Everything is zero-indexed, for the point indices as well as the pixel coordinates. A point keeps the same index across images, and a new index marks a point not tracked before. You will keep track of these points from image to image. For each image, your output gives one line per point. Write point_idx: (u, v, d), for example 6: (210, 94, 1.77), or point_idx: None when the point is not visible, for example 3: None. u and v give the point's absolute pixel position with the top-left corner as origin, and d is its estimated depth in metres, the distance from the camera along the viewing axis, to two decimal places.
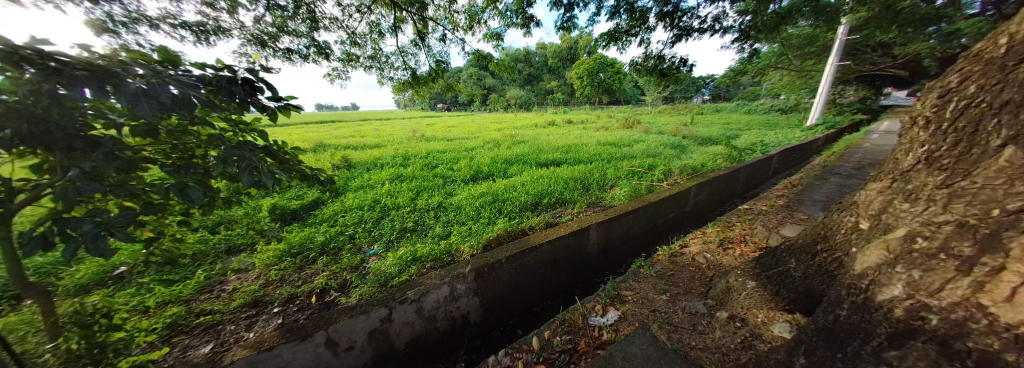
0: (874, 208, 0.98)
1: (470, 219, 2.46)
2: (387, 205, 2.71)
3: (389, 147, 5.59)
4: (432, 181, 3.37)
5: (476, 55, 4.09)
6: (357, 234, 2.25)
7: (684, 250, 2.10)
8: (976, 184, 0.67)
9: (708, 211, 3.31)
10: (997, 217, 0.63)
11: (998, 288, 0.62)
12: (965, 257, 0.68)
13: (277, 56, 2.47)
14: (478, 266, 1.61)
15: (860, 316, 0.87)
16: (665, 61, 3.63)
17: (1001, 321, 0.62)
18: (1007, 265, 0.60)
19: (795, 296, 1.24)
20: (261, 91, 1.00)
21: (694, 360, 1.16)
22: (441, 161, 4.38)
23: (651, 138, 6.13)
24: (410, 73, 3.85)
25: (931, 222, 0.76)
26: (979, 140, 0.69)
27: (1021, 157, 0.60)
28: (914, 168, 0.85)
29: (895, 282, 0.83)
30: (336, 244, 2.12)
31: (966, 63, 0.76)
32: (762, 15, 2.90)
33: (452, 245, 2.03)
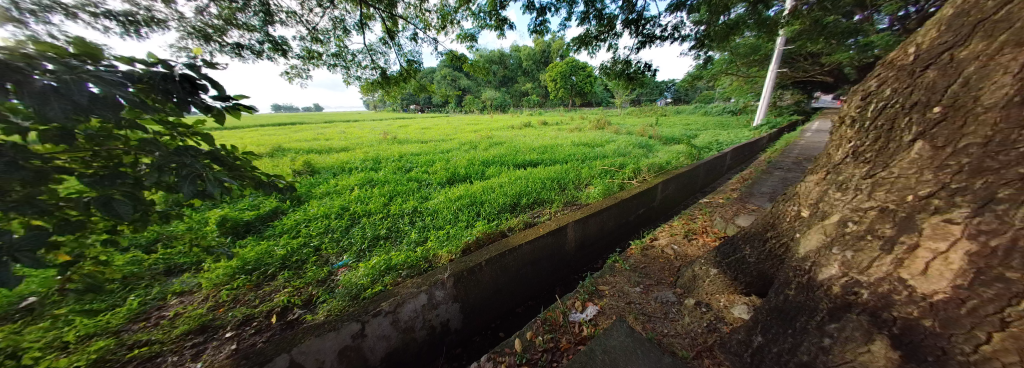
0: (812, 199, 1.10)
1: (447, 223, 2.40)
2: (357, 212, 2.55)
3: (358, 150, 5.28)
4: (406, 186, 3.24)
5: (449, 56, 4.01)
6: (323, 245, 2.09)
7: (654, 242, 2.22)
8: (894, 174, 0.77)
9: (673, 206, 3.55)
10: (910, 202, 0.73)
11: (914, 263, 0.72)
12: (887, 237, 0.78)
13: (225, 51, 2.22)
14: (456, 271, 1.57)
15: (806, 294, 0.97)
16: (632, 66, 3.82)
17: (919, 292, 0.72)
18: (921, 243, 0.70)
19: (750, 280, 1.37)
20: (202, 90, 0.88)
21: (667, 346, 1.22)
22: (415, 164, 4.23)
23: (621, 139, 6.43)
24: (379, 72, 3.67)
25: (860, 208, 0.86)
26: (897, 136, 0.79)
27: (928, 151, 0.70)
28: (844, 161, 0.96)
29: (829, 261, 0.93)
30: (302, 257, 1.95)
31: (884, 70, 0.88)
32: (715, 24, 3.17)
33: (429, 251, 1.96)
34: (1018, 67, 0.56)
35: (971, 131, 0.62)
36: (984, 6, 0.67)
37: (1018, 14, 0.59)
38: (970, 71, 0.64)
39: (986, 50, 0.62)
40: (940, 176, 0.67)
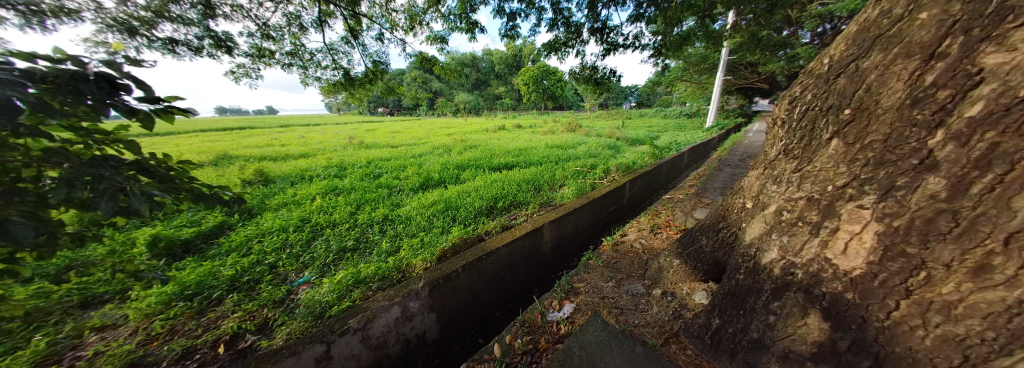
0: (753, 192, 1.24)
1: (421, 230, 2.32)
2: (320, 223, 2.37)
3: (319, 157, 4.92)
4: (375, 193, 3.08)
5: (419, 58, 3.91)
6: (281, 262, 1.91)
7: (624, 238, 2.34)
8: (816, 167, 0.90)
9: (640, 203, 3.79)
10: (830, 192, 0.85)
11: (836, 245, 0.84)
12: (813, 223, 0.90)
13: (154, 47, 1.96)
14: (431, 280, 1.52)
15: (752, 278, 1.09)
16: (599, 71, 4.02)
17: (841, 269, 0.84)
18: (840, 226, 0.82)
19: (706, 268, 1.50)
20: (124, 91, 0.77)
21: (637, 336, 1.30)
22: (384, 170, 4.04)
23: (591, 140, 6.71)
24: (342, 73, 3.47)
25: (791, 198, 0.98)
26: (818, 135, 0.92)
27: (842, 147, 0.82)
28: (777, 157, 1.10)
29: (768, 246, 1.05)
30: (257, 275, 1.78)
31: (805, 78, 1.02)
32: (670, 35, 3.47)
33: (402, 260, 1.88)
34: (910, 76, 0.67)
35: (874, 129, 0.75)
36: (879, 24, 0.79)
37: (906, 31, 0.70)
38: (873, 79, 0.76)
39: (884, 61, 0.73)
40: (853, 168, 0.79)
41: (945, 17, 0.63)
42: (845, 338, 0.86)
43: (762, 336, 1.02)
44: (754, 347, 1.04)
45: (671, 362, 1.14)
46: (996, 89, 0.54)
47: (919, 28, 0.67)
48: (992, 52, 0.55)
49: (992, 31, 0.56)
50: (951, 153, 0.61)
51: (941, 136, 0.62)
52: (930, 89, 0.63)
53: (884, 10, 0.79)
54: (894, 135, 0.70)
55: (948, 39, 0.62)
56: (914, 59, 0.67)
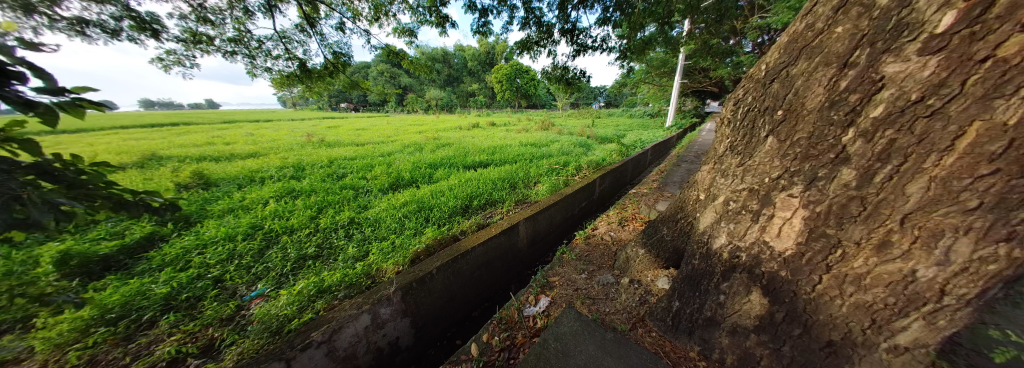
0: (705, 184, 1.36)
1: (392, 233, 2.22)
2: (276, 229, 2.17)
3: (272, 156, 4.47)
4: (339, 194, 2.89)
5: (386, 51, 3.72)
6: (229, 275, 1.72)
7: (595, 232, 2.45)
8: (755, 162, 1.01)
9: (610, 198, 3.99)
10: (767, 183, 0.96)
11: (772, 229, 0.96)
12: (755, 211, 1.01)
13: (57, 27, 1.63)
14: (403, 284, 1.47)
15: (705, 262, 1.19)
16: (570, 71, 4.13)
17: (777, 250, 0.96)
18: (777, 213, 0.93)
19: (667, 255, 1.62)
20: (14, 79, 0.64)
21: (608, 323, 1.37)
22: (350, 169, 3.79)
23: (564, 138, 6.90)
24: (298, 63, 3.17)
25: (735, 190, 1.09)
26: (756, 133, 1.03)
27: (776, 143, 0.93)
28: (724, 153, 1.22)
29: (718, 233, 1.16)
30: (198, 291, 1.58)
31: (747, 82, 1.14)
32: (634, 39, 3.67)
33: (371, 265, 1.79)
34: (829, 81, 0.77)
35: (801, 128, 0.86)
36: (805, 36, 0.88)
37: (826, 43, 0.80)
38: (800, 83, 0.86)
39: (809, 68, 0.83)
40: (784, 162, 0.90)
41: (855, 32, 0.73)
42: (780, 310, 0.98)
43: (714, 314, 1.13)
44: (708, 325, 1.16)
45: (639, 345, 1.22)
46: (894, 94, 0.64)
47: (836, 40, 0.77)
48: (891, 62, 0.64)
49: (889, 45, 0.65)
50: (860, 149, 0.72)
51: (852, 134, 0.73)
52: (844, 93, 0.74)
53: (807, 24, 0.89)
54: (816, 134, 0.81)
55: (858, 50, 0.71)
56: (832, 67, 0.77)
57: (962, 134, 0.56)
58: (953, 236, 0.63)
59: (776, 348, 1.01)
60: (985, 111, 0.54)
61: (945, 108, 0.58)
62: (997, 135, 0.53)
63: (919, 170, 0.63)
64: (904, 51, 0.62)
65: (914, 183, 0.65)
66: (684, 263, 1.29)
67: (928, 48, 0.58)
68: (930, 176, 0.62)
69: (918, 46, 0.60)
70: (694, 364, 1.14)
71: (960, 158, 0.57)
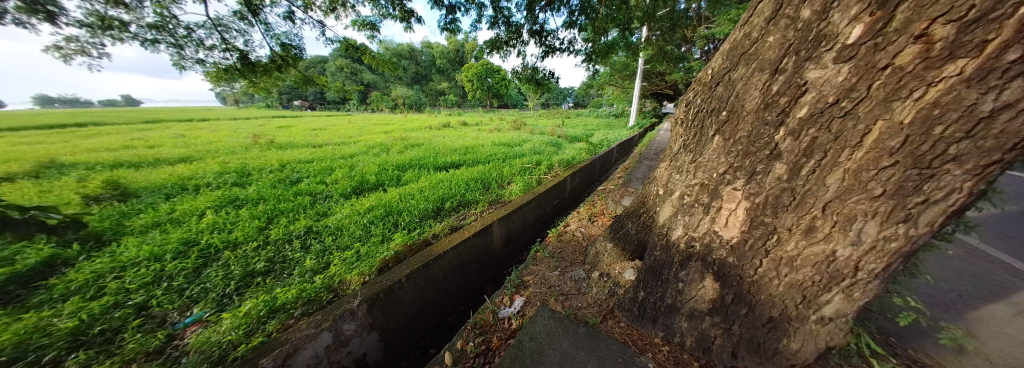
0: (663, 181, 1.45)
1: (356, 241, 2.07)
2: (216, 244, 1.90)
3: (211, 161, 3.93)
4: (294, 201, 2.63)
5: (344, 44, 3.46)
6: (157, 300, 1.47)
7: (567, 229, 2.52)
8: (704, 159, 1.10)
9: (580, 195, 4.13)
10: (715, 178, 1.05)
11: (720, 219, 1.05)
12: (706, 204, 1.09)
13: None
14: (370, 295, 1.37)
15: (665, 253, 1.27)
16: (539, 72, 4.19)
17: (724, 238, 1.05)
18: (724, 205, 1.02)
19: (632, 248, 1.71)
20: None
21: (581, 318, 1.41)
22: (306, 174, 3.47)
23: (536, 138, 7.01)
24: (238, 55, 2.83)
25: (689, 185, 1.17)
26: (705, 133, 1.12)
27: (722, 142, 1.01)
28: (678, 151, 1.31)
29: (675, 225, 1.23)
30: (115, 322, 1.32)
31: (695, 85, 1.23)
32: (599, 43, 3.84)
33: (332, 278, 1.65)
34: (763, 85, 0.86)
35: (741, 128, 0.94)
36: (742, 43, 0.97)
37: (760, 50, 0.88)
38: (739, 87, 0.95)
39: (747, 73, 0.92)
40: (728, 159, 0.99)
41: (784, 41, 0.81)
42: (730, 293, 1.08)
43: (675, 301, 1.22)
44: (669, 311, 1.24)
45: (609, 336, 1.27)
46: (815, 97, 0.73)
47: (768, 48, 0.85)
48: (812, 69, 0.73)
49: (811, 53, 0.74)
50: (790, 145, 0.81)
51: (782, 133, 0.82)
52: (776, 96, 0.82)
53: (745, 33, 0.98)
54: (754, 133, 0.90)
55: (786, 57, 0.80)
56: (766, 72, 0.85)
57: (870, 132, 0.65)
58: (864, 220, 0.74)
59: (727, 327, 1.11)
60: (885, 112, 0.63)
61: (855, 109, 0.67)
62: (895, 133, 0.62)
63: (836, 163, 0.73)
64: (822, 59, 0.71)
65: (832, 175, 0.75)
66: (647, 255, 1.37)
67: (842, 57, 0.67)
68: (845, 168, 0.72)
69: (833, 54, 0.69)
70: (658, 349, 1.22)
71: (867, 152, 0.67)
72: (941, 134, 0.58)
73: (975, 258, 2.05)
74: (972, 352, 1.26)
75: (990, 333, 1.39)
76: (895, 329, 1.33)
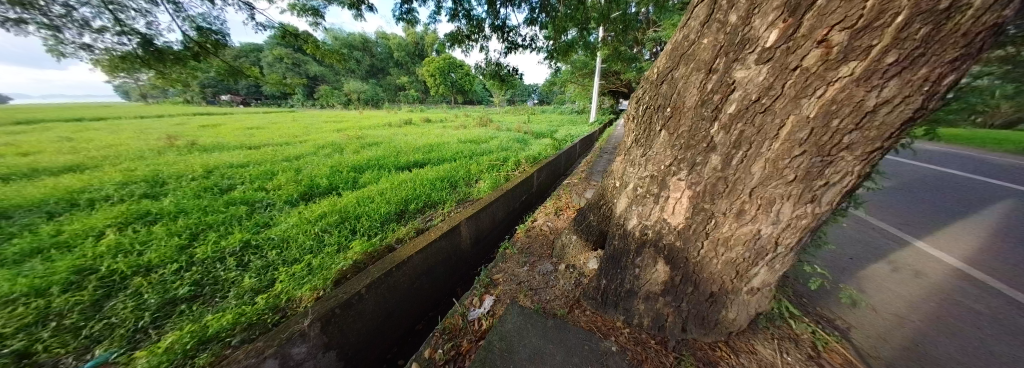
0: (619, 174, 1.54)
1: (307, 253, 1.86)
2: (121, 270, 1.56)
3: (109, 168, 3.23)
4: (227, 212, 2.27)
5: (281, 31, 3.05)
6: (43, 344, 1.16)
7: (535, 224, 2.56)
8: (652, 153, 1.18)
9: (547, 189, 4.23)
10: (663, 170, 1.12)
11: (668, 208, 1.13)
12: (656, 194, 1.17)
13: None
14: (325, 312, 1.24)
15: (623, 242, 1.34)
16: (503, 68, 4.16)
17: (672, 225, 1.14)
18: (671, 195, 1.11)
19: (594, 239, 1.79)
20: None
21: (549, 310, 1.44)
22: (242, 179, 3.04)
23: (502, 135, 7.00)
24: (140, 40, 2.33)
25: (641, 177, 1.25)
26: (653, 128, 1.20)
27: (669, 137, 1.09)
28: (632, 146, 1.38)
29: (630, 215, 1.31)
30: None
31: (643, 84, 1.30)
32: (560, 41, 3.93)
33: (278, 297, 1.47)
34: (700, 83, 0.94)
35: (683, 123, 1.03)
36: (682, 44, 1.05)
37: (696, 51, 0.96)
38: (680, 85, 1.03)
39: (686, 72, 1.00)
40: (673, 152, 1.07)
41: (715, 43, 0.89)
42: (679, 275, 1.18)
43: (633, 286, 1.30)
44: (628, 296, 1.32)
45: (576, 326, 1.32)
46: (742, 94, 0.82)
47: (703, 49, 0.93)
48: (740, 69, 0.81)
49: (737, 55, 0.82)
50: (723, 139, 0.90)
51: (715, 128, 0.91)
52: (711, 94, 0.90)
53: (684, 35, 1.05)
54: (693, 127, 0.99)
55: (718, 58, 0.88)
56: (701, 72, 0.94)
57: (784, 126, 0.76)
58: (781, 202, 0.86)
59: (677, 305, 1.21)
60: (795, 108, 0.72)
61: (773, 105, 0.76)
62: (804, 126, 0.72)
63: (758, 154, 0.83)
64: (746, 61, 0.79)
65: (756, 164, 0.85)
66: (607, 245, 1.44)
67: (762, 59, 0.75)
68: (766, 158, 0.82)
69: (755, 56, 0.77)
70: (620, 332, 1.29)
71: (782, 143, 0.77)
72: (838, 126, 0.68)
73: (857, 227, 2.55)
74: (857, 303, 1.56)
75: (868, 287, 1.74)
76: (806, 291, 1.60)
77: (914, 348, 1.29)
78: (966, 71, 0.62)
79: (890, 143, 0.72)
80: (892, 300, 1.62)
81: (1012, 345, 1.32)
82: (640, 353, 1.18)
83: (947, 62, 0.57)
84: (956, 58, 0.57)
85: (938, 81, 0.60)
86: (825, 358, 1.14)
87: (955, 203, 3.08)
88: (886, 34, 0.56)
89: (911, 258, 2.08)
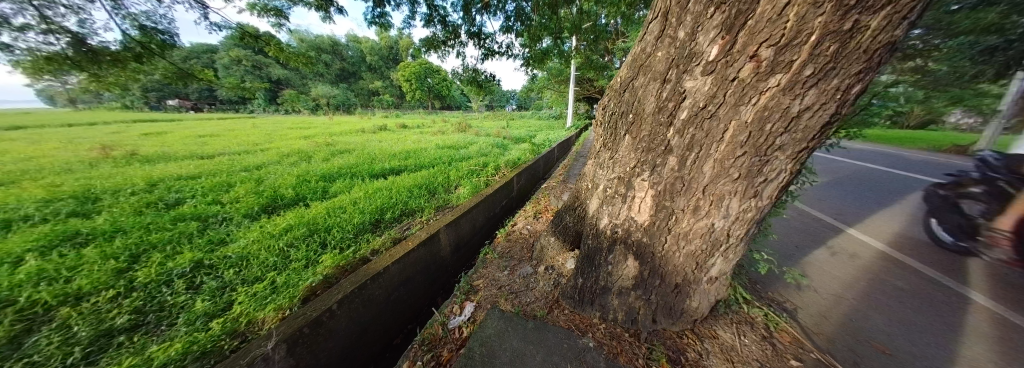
0: (591, 176, 1.61)
1: (271, 270, 1.74)
2: (42, 301, 1.36)
3: (27, 184, 2.80)
4: (176, 229, 2.06)
5: (240, 31, 2.86)
6: None
7: (514, 227, 2.59)
8: (619, 156, 1.26)
9: (527, 193, 4.29)
10: (630, 172, 1.20)
11: (634, 207, 1.21)
12: (623, 195, 1.24)
13: None
14: (293, 332, 1.17)
15: (596, 242, 1.40)
16: (480, 74, 4.20)
17: (639, 223, 1.22)
18: (637, 195, 1.18)
19: (570, 239, 1.84)
20: None
21: (529, 313, 1.46)
22: (194, 192, 2.77)
23: (481, 140, 7.00)
24: (70, 40, 2.09)
25: (610, 179, 1.32)
26: (618, 133, 1.28)
27: (632, 141, 1.17)
28: (600, 150, 1.46)
29: (602, 215, 1.37)
30: None
31: (609, 91, 1.38)
32: (536, 49, 4.05)
33: (237, 321, 1.35)
34: (656, 91, 1.03)
35: (643, 128, 1.11)
36: (640, 56, 1.14)
37: (653, 62, 1.05)
38: (640, 93, 1.11)
39: (645, 82, 1.08)
40: (637, 155, 1.15)
41: (667, 56, 0.98)
42: (647, 270, 1.25)
43: (606, 282, 1.36)
44: (603, 292, 1.38)
45: (555, 326, 1.35)
46: (691, 102, 0.90)
47: (658, 60, 1.02)
48: (689, 80, 0.90)
49: (686, 67, 0.90)
50: (679, 142, 0.98)
51: (671, 132, 1.00)
52: (666, 101, 0.99)
53: (641, 47, 1.14)
54: (652, 132, 1.07)
55: (670, 70, 0.97)
56: (657, 81, 1.02)
57: (728, 130, 0.85)
58: (729, 198, 0.97)
59: (647, 298, 1.29)
60: (735, 114, 0.82)
61: (718, 112, 0.85)
62: (744, 130, 0.82)
63: (708, 155, 0.92)
64: (694, 72, 0.88)
65: (706, 164, 0.94)
66: (582, 244, 1.49)
67: (706, 71, 0.84)
68: (714, 159, 0.92)
69: (700, 68, 0.86)
70: (597, 328, 1.34)
71: (727, 145, 0.87)
72: (770, 129, 0.79)
73: (802, 219, 2.85)
74: (801, 287, 1.75)
75: (810, 271, 1.96)
76: (758, 279, 1.76)
77: (849, 324, 1.47)
78: (870, 81, 0.74)
79: (814, 142, 0.84)
80: (830, 282, 1.83)
81: (923, 315, 1.54)
82: (615, 347, 1.23)
83: (851, 74, 0.68)
84: (859, 71, 0.68)
85: (846, 90, 0.71)
86: (775, 338, 1.28)
87: (879, 195, 3.55)
88: (803, 51, 0.66)
89: (845, 244, 2.36)
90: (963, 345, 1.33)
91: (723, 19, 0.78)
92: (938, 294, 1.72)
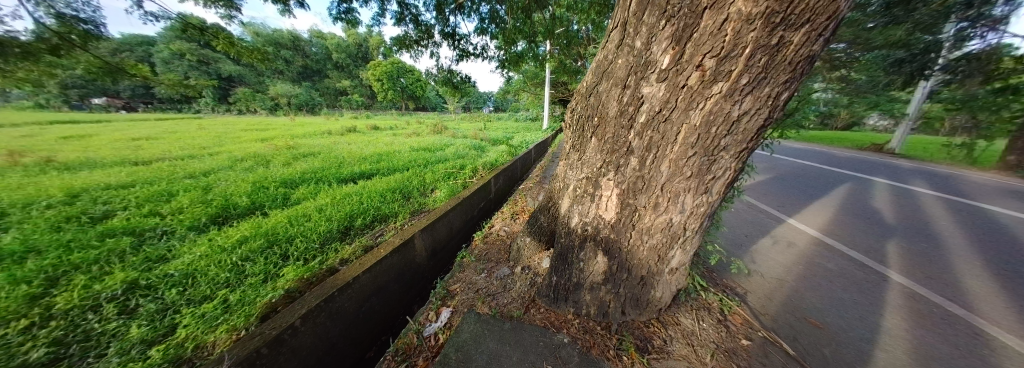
0: (563, 176, 1.65)
1: (222, 288, 1.59)
2: None
3: None
4: (104, 246, 1.80)
5: (183, 22, 2.57)
6: None
7: (491, 229, 2.59)
8: (587, 157, 1.32)
9: (505, 195, 4.30)
10: (597, 172, 1.25)
11: (602, 205, 1.26)
12: (592, 194, 1.29)
13: None
14: (251, 353, 1.06)
15: (569, 240, 1.44)
16: (455, 75, 4.15)
17: (606, 221, 1.28)
18: (603, 194, 1.24)
19: (545, 238, 1.88)
20: None
21: (506, 314, 1.47)
22: (126, 203, 2.43)
23: (457, 142, 6.90)
24: None
25: (579, 179, 1.37)
26: (585, 135, 1.33)
27: (599, 143, 1.23)
28: (570, 152, 1.51)
29: (573, 214, 1.42)
30: None
31: (576, 96, 1.43)
32: (510, 51, 4.09)
33: (182, 346, 1.21)
34: (618, 96, 1.09)
35: (608, 131, 1.17)
36: (604, 61, 1.19)
37: (614, 68, 1.11)
38: (603, 98, 1.18)
39: (608, 87, 1.14)
40: (603, 156, 1.21)
41: (626, 64, 1.04)
42: (616, 265, 1.32)
43: (579, 278, 1.41)
44: (576, 288, 1.42)
45: (531, 325, 1.37)
46: (648, 107, 0.97)
47: (619, 67, 1.08)
48: (646, 86, 0.97)
49: (642, 75, 0.97)
50: (640, 143, 1.05)
51: (632, 134, 1.07)
52: (626, 105, 1.05)
53: (604, 55, 1.20)
54: (616, 135, 1.14)
55: (630, 76, 1.03)
56: (619, 87, 1.08)
57: (681, 132, 0.93)
58: (684, 194, 1.06)
59: (616, 292, 1.35)
60: (686, 118, 0.89)
61: (671, 116, 0.92)
62: (693, 131, 0.90)
63: (664, 156, 1.00)
64: (650, 79, 0.95)
65: (663, 164, 1.02)
66: (556, 243, 1.53)
67: (660, 78, 0.91)
68: (669, 159, 1.00)
69: (656, 76, 0.93)
70: (571, 323, 1.38)
71: (680, 146, 0.95)
72: (715, 131, 0.88)
73: (752, 212, 3.16)
74: (750, 273, 1.94)
75: (758, 259, 2.17)
76: (715, 268, 1.93)
77: (790, 304, 1.65)
78: (795, 90, 0.85)
79: (753, 143, 0.94)
80: (775, 268, 2.05)
81: (848, 292, 1.78)
82: (588, 341, 1.28)
83: (780, 83, 0.78)
84: (785, 80, 0.78)
85: (776, 97, 0.82)
86: (728, 320, 1.41)
87: (815, 188, 4.01)
88: (740, 61, 0.74)
89: (787, 233, 2.64)
90: (877, 315, 1.56)
91: (673, 31, 0.84)
92: (859, 274, 1.99)
